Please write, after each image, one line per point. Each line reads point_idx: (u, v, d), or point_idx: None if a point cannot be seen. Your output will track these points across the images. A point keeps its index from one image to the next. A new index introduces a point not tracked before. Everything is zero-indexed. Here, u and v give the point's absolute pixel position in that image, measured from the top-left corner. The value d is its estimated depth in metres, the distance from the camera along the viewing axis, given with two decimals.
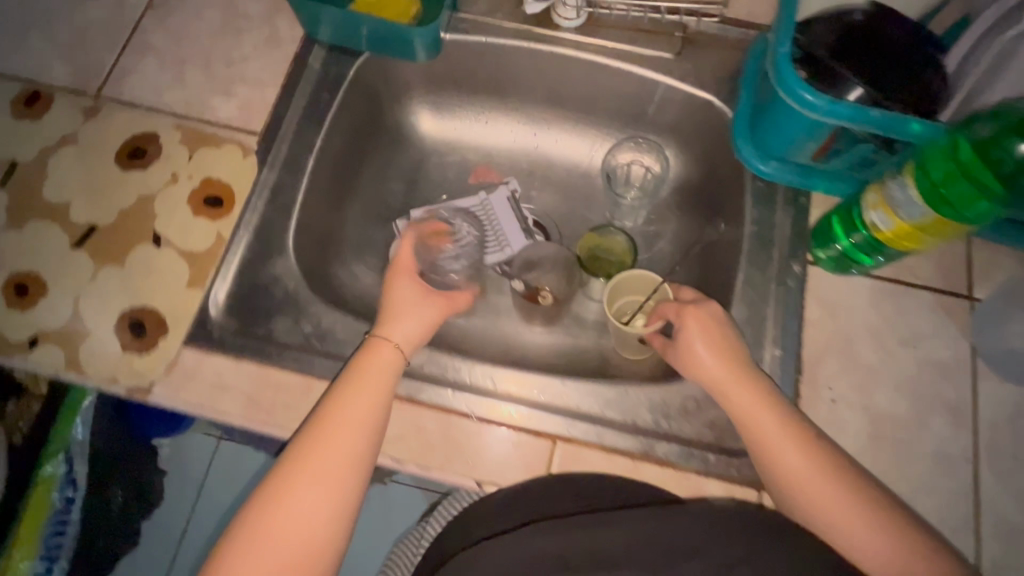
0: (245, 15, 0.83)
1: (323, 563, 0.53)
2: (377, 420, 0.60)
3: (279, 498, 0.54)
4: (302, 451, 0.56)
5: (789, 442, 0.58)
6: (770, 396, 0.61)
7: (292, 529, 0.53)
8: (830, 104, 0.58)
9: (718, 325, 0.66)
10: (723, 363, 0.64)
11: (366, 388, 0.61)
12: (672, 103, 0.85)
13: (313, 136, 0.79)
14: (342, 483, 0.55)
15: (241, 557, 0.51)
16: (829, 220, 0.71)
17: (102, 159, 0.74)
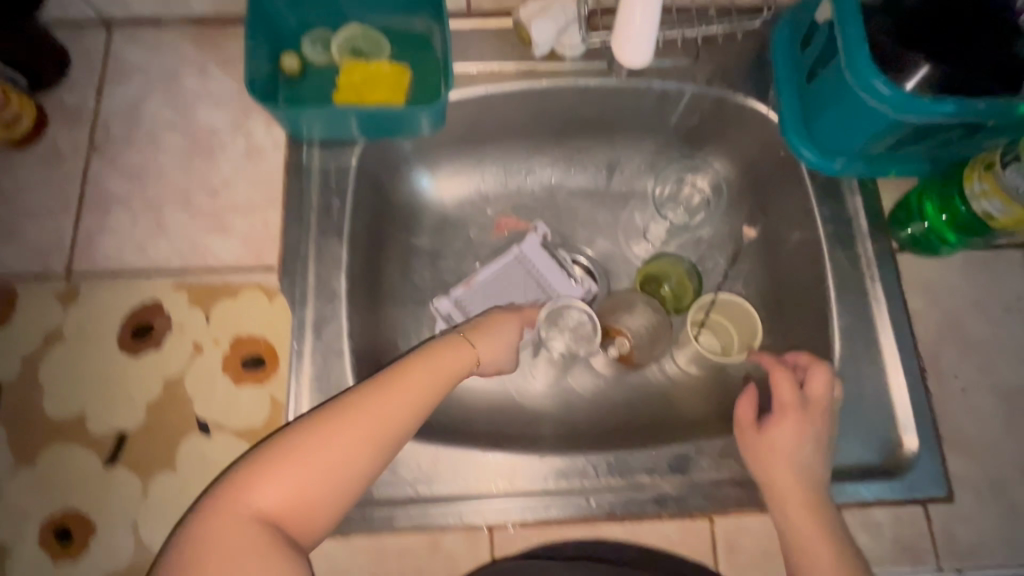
0: (211, 131, 0.70)
1: (324, 515, 0.48)
2: (434, 397, 0.56)
3: (315, 431, 0.49)
4: (356, 398, 0.52)
5: (830, 573, 0.52)
6: (836, 537, 0.54)
7: (313, 464, 0.48)
8: (932, 104, 0.54)
9: (808, 446, 0.58)
10: (803, 486, 0.56)
11: (434, 365, 0.57)
12: (700, 109, 0.78)
13: (335, 251, 0.68)
14: (381, 446, 0.51)
15: (260, 475, 0.47)
16: (908, 207, 0.68)
17: (102, 350, 0.62)
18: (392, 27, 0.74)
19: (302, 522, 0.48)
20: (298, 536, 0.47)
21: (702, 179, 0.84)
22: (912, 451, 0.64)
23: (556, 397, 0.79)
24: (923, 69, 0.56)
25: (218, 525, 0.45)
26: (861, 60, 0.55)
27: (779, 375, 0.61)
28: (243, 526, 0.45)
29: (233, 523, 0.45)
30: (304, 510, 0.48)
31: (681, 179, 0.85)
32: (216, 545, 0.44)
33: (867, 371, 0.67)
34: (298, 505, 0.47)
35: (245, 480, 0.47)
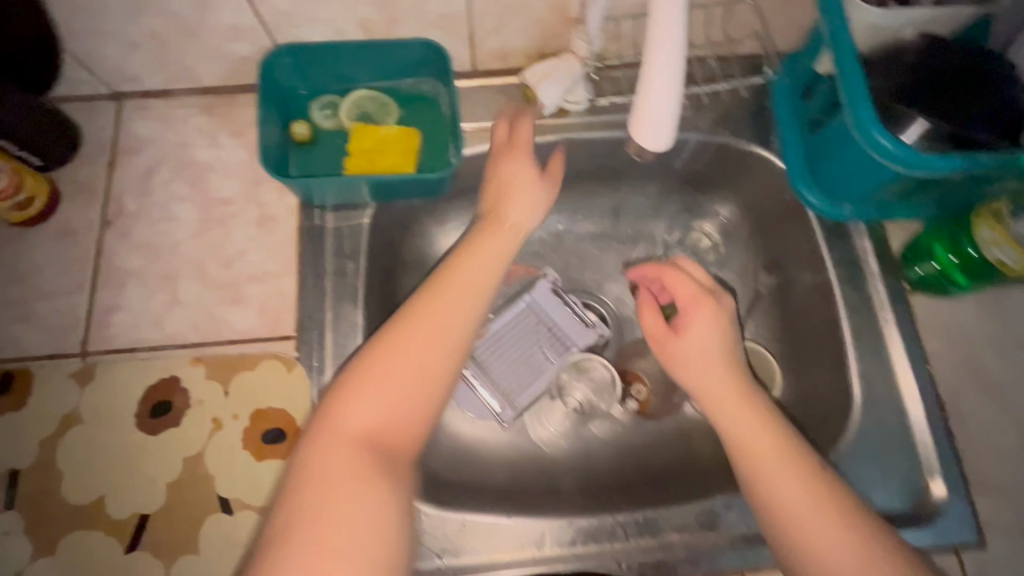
0: (224, 201, 0.71)
1: (414, 424, 0.52)
2: (484, 295, 0.59)
3: (381, 351, 0.52)
4: (408, 315, 0.55)
5: (788, 475, 0.54)
6: (780, 437, 0.56)
7: (398, 369, 0.52)
8: (940, 160, 0.54)
9: (717, 342, 0.63)
10: (722, 377, 0.62)
11: (473, 265, 0.61)
12: (703, 155, 0.79)
13: (351, 314, 0.68)
14: (440, 348, 0.54)
15: (342, 402, 0.50)
16: (919, 247, 0.68)
17: (121, 429, 0.62)
18: (399, 88, 0.75)
19: (397, 435, 0.50)
20: (399, 448, 0.50)
21: (709, 227, 0.86)
22: (940, 497, 0.63)
23: (576, 448, 0.79)
24: (922, 121, 0.57)
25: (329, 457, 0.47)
26: (867, 121, 0.56)
27: (673, 269, 0.68)
28: (345, 447, 0.48)
29: (335, 446, 0.48)
30: (394, 422, 0.51)
31: (687, 228, 0.86)
32: (330, 456, 0.47)
33: (889, 415, 0.67)
34: (399, 411, 0.51)
35: (334, 408, 0.50)
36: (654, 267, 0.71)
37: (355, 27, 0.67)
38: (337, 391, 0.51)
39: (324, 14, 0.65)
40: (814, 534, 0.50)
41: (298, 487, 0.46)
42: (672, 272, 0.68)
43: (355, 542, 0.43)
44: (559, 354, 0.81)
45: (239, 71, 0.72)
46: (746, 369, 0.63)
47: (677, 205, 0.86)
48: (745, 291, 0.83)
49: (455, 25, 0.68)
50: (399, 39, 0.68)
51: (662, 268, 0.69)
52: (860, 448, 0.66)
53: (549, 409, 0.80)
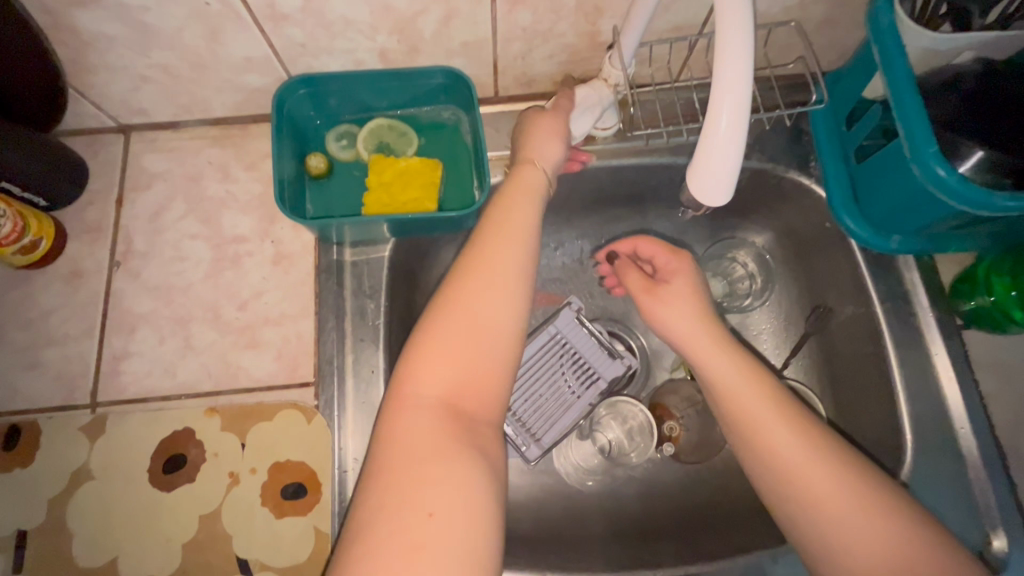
0: (237, 238, 0.68)
1: (494, 381, 0.46)
2: (537, 230, 0.54)
3: (448, 305, 0.47)
4: (469, 265, 0.50)
5: (787, 435, 0.52)
6: (777, 394, 0.54)
7: (462, 332, 0.46)
8: (1008, 199, 0.51)
9: (689, 290, 0.63)
10: (701, 324, 0.60)
11: (523, 206, 0.55)
12: (737, 180, 0.75)
13: (372, 357, 0.64)
14: (510, 295, 0.48)
15: (412, 366, 0.46)
16: (973, 280, 0.64)
17: (134, 485, 0.59)
18: (419, 116, 0.72)
19: (477, 395, 0.46)
20: (480, 406, 0.46)
21: (744, 254, 0.81)
22: (1002, 550, 0.59)
23: (606, 489, 0.75)
24: (980, 152, 0.53)
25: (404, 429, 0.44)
26: (924, 151, 0.52)
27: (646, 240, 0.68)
28: (426, 414, 0.44)
29: (416, 412, 0.44)
30: (474, 381, 0.46)
31: (722, 255, 0.81)
32: (406, 434, 0.43)
33: (944, 460, 0.63)
34: (469, 379, 0.45)
35: (408, 373, 0.46)
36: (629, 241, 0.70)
37: (374, 57, 0.63)
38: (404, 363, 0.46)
39: (343, 45, 0.61)
40: (828, 497, 0.48)
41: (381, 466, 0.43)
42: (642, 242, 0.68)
43: (452, 506, 0.40)
44: (587, 387, 0.77)
45: (251, 102, 0.69)
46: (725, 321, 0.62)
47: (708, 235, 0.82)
48: (782, 322, 0.79)
49: (480, 52, 0.64)
50: (420, 68, 0.65)
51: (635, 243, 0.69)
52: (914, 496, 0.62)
53: (575, 442, 0.77)
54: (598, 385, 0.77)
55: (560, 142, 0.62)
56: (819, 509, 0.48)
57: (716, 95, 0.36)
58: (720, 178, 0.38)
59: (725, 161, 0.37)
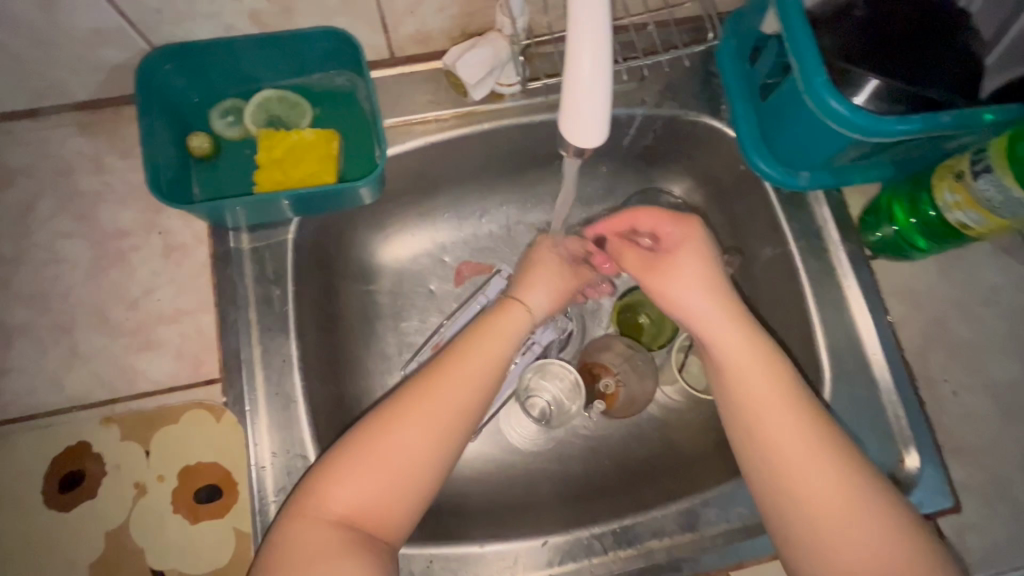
0: (119, 232, 0.62)
1: (402, 507, 0.51)
2: (499, 372, 0.57)
3: (377, 425, 0.52)
4: (413, 394, 0.53)
5: (793, 432, 0.52)
6: (787, 386, 0.53)
7: (378, 460, 0.50)
8: (896, 124, 0.50)
9: (705, 275, 0.57)
10: (719, 308, 0.56)
11: (490, 341, 0.58)
12: (652, 129, 0.73)
13: (282, 346, 0.61)
14: (442, 428, 0.52)
15: (329, 482, 0.50)
16: (886, 203, 0.65)
17: (28, 508, 0.54)
18: (310, 86, 0.67)
19: (381, 517, 0.50)
20: (382, 531, 0.50)
21: (663, 209, 0.79)
22: (915, 467, 0.62)
23: (550, 453, 0.74)
24: (876, 81, 0.53)
25: (306, 533, 0.48)
26: (819, 85, 0.51)
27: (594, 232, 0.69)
28: (328, 531, 0.48)
29: (321, 524, 0.48)
30: (381, 507, 0.50)
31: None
32: (307, 540, 0.48)
33: (860, 388, 0.65)
34: (377, 503, 0.50)
35: (318, 488, 0.50)
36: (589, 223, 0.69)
37: (245, 20, 0.58)
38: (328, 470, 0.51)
39: (204, 8, 0.55)
40: (832, 509, 0.49)
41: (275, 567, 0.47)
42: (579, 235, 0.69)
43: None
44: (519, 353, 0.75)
45: (117, 81, 0.62)
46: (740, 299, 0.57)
47: (631, 188, 0.81)
48: None
49: (362, 10, 0.59)
50: (298, 29, 0.60)
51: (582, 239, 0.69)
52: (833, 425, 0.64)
53: (515, 410, 0.75)
54: (532, 351, 0.76)
55: (553, 294, 0.64)
56: (828, 510, 0.49)
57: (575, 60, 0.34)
58: (593, 119, 0.37)
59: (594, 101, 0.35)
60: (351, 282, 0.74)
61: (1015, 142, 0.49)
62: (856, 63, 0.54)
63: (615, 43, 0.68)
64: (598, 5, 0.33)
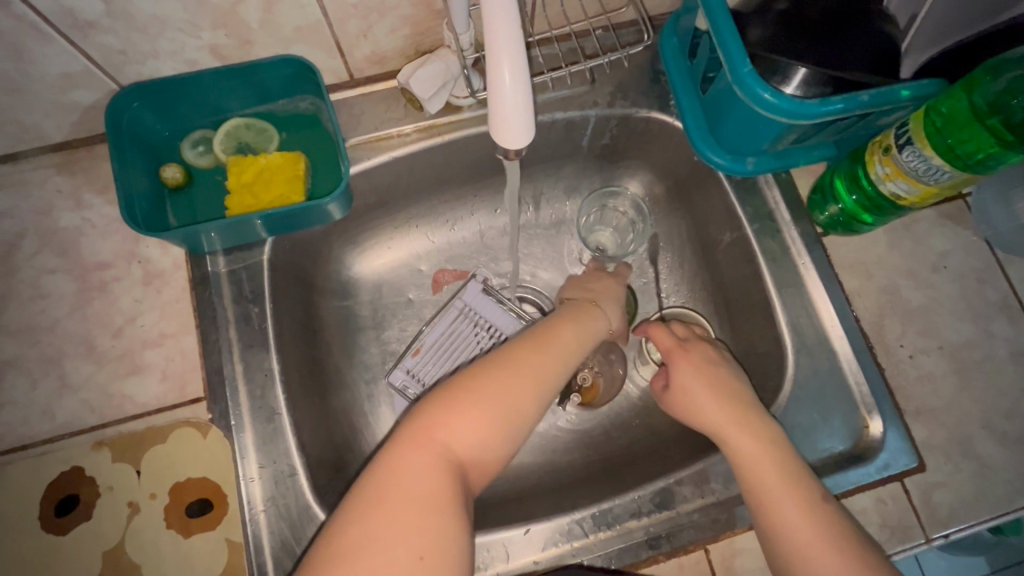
0: (100, 264, 0.65)
1: (498, 460, 0.51)
2: (581, 353, 0.61)
3: (493, 374, 0.53)
4: (525, 353, 0.56)
5: (796, 510, 0.53)
6: (792, 475, 0.56)
7: (492, 405, 0.51)
8: (820, 106, 0.53)
9: (707, 378, 0.63)
10: (726, 408, 0.60)
11: (579, 328, 0.62)
12: (608, 129, 0.77)
13: (265, 361, 0.64)
14: (547, 389, 0.55)
15: (446, 418, 0.50)
16: (831, 180, 0.68)
17: (25, 534, 0.57)
18: (276, 111, 0.70)
19: (481, 466, 0.50)
20: (476, 479, 0.50)
21: (623, 203, 0.82)
22: (879, 430, 0.65)
23: (534, 446, 0.76)
24: (803, 69, 0.55)
25: (416, 462, 0.47)
26: (749, 77, 0.54)
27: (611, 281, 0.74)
28: (440, 467, 0.47)
29: (431, 456, 0.48)
30: (485, 454, 0.50)
31: (603, 206, 0.83)
32: (419, 468, 0.47)
33: (821, 360, 0.67)
34: (481, 448, 0.50)
35: (435, 423, 0.49)
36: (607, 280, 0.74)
37: (206, 55, 0.61)
38: (442, 406, 0.51)
39: (166, 46, 0.58)
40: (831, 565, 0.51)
41: (382, 491, 0.45)
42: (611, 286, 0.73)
43: (441, 554, 0.43)
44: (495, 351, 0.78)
45: (90, 120, 0.65)
46: (749, 392, 0.62)
47: (595, 185, 0.85)
48: (675, 258, 0.83)
49: (318, 37, 0.62)
50: (255, 60, 0.63)
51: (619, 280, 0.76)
52: (799, 397, 0.66)
53: None
54: None
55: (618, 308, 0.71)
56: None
57: (495, 68, 0.38)
58: (519, 121, 0.39)
59: (517, 105, 0.38)
60: (329, 296, 0.77)
61: (930, 116, 0.53)
62: (782, 52, 0.56)
63: (562, 49, 0.72)
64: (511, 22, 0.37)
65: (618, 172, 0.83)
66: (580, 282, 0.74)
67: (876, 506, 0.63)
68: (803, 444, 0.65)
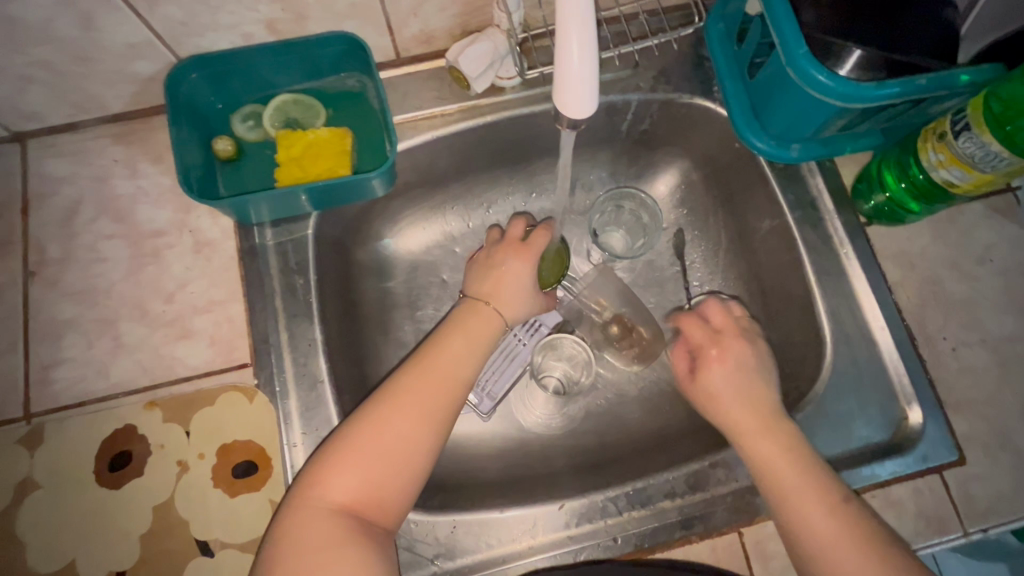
0: (152, 232, 0.67)
1: (400, 494, 0.54)
2: (473, 364, 0.60)
3: (369, 417, 0.55)
4: (404, 385, 0.57)
5: (819, 508, 0.53)
6: (816, 477, 0.55)
7: (369, 451, 0.53)
8: (877, 89, 0.52)
9: (732, 377, 0.63)
10: (756, 416, 0.60)
11: (466, 338, 0.61)
12: (649, 113, 0.76)
13: (308, 331, 0.65)
14: (434, 416, 0.56)
15: (327, 471, 0.53)
16: (878, 169, 0.67)
17: (82, 486, 0.59)
18: (324, 88, 0.71)
19: (377, 506, 0.53)
20: (379, 518, 0.53)
21: (639, 207, 0.82)
22: (918, 422, 0.64)
23: (562, 427, 0.77)
24: (858, 52, 0.55)
25: (306, 521, 0.51)
26: (803, 58, 0.53)
27: (517, 265, 0.66)
28: (327, 518, 0.51)
29: (318, 511, 0.51)
30: (378, 495, 0.53)
31: (620, 207, 0.83)
32: (307, 527, 0.50)
33: (860, 349, 0.67)
34: (369, 489, 0.53)
35: (317, 479, 0.53)
36: (515, 262, 0.66)
37: (262, 29, 0.62)
38: (321, 461, 0.53)
39: (225, 20, 0.60)
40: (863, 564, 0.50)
41: (278, 555, 0.50)
42: (518, 272, 0.66)
43: None
44: (528, 334, 0.78)
45: (148, 92, 0.67)
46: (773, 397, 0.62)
47: (631, 171, 0.85)
48: (710, 246, 0.83)
49: (370, 13, 0.63)
50: (309, 35, 0.64)
51: (534, 254, 0.67)
52: (837, 386, 0.66)
53: (529, 395, 0.78)
54: (541, 332, 0.79)
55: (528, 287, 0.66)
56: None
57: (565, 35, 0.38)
58: (584, 92, 0.40)
59: (584, 77, 0.39)
60: (367, 272, 0.78)
61: (989, 103, 0.52)
62: (839, 33, 0.55)
63: (609, 32, 0.72)
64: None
65: (656, 159, 0.83)
66: (484, 273, 0.67)
67: (914, 496, 0.62)
68: (839, 432, 0.65)
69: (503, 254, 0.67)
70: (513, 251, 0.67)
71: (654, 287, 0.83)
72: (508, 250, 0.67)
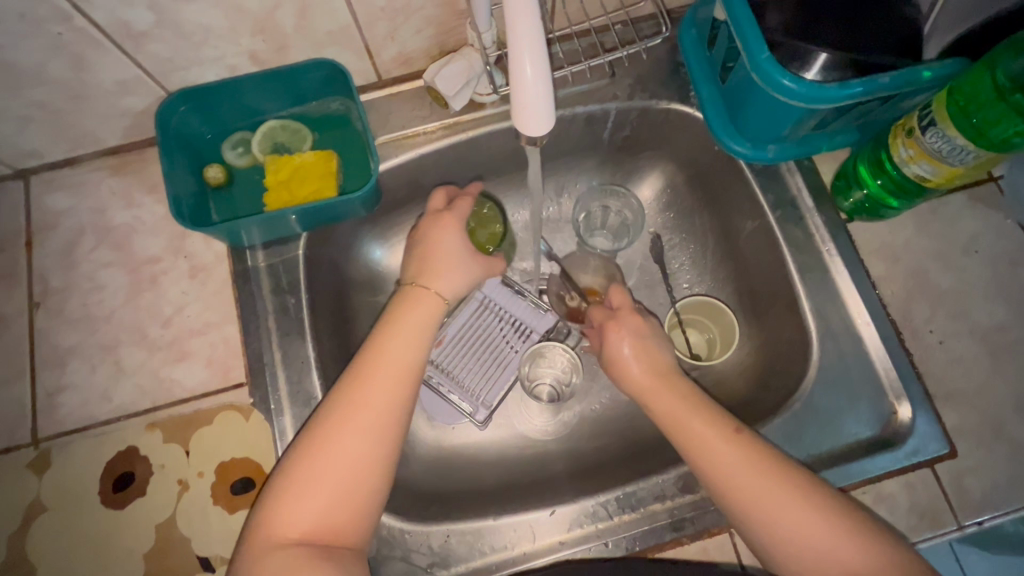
0: (150, 259, 0.70)
1: (360, 512, 0.54)
2: (416, 358, 0.60)
3: (317, 439, 0.54)
4: (345, 401, 0.56)
5: (696, 420, 0.59)
6: (690, 395, 0.62)
7: (323, 474, 0.53)
8: (840, 90, 0.53)
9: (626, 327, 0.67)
10: (637, 350, 0.66)
11: (403, 333, 0.60)
12: (628, 121, 0.77)
13: (300, 348, 0.67)
14: (381, 427, 0.55)
15: (280, 502, 0.52)
16: (855, 166, 0.68)
17: (88, 507, 0.61)
18: (309, 112, 0.73)
19: (338, 528, 0.53)
20: (341, 538, 0.53)
21: (622, 208, 0.83)
22: (908, 417, 0.64)
23: (558, 432, 0.78)
24: (824, 53, 0.56)
25: (266, 554, 0.51)
26: (767, 65, 0.54)
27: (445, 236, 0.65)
28: (286, 550, 0.51)
29: (280, 542, 0.51)
30: (336, 517, 0.53)
31: (604, 209, 0.84)
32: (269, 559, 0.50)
33: (847, 345, 0.67)
34: (329, 511, 0.53)
35: (272, 511, 0.52)
36: (441, 233, 0.64)
37: (245, 60, 0.65)
38: (276, 492, 0.53)
39: (210, 54, 0.62)
40: (729, 467, 0.56)
41: None
42: (444, 240, 0.64)
43: None
44: (520, 341, 0.79)
45: (140, 125, 0.70)
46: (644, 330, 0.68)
47: (616, 176, 0.86)
48: (697, 247, 0.83)
49: (348, 39, 0.65)
50: (292, 64, 0.66)
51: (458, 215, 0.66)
52: (825, 382, 0.66)
53: (525, 402, 0.80)
54: (533, 339, 0.80)
55: None
56: (812, 556, 0.51)
57: (516, 54, 0.40)
58: (539, 108, 0.42)
59: (539, 95, 0.41)
60: (360, 289, 0.79)
61: (952, 96, 0.53)
62: (803, 37, 0.56)
63: (581, 44, 0.73)
64: (531, 23, 0.39)
65: (638, 164, 0.84)
66: (412, 252, 0.66)
67: (907, 491, 0.62)
68: (828, 430, 0.65)
69: (425, 223, 0.66)
70: (434, 221, 0.65)
71: (643, 290, 0.84)
72: (427, 224, 0.66)
